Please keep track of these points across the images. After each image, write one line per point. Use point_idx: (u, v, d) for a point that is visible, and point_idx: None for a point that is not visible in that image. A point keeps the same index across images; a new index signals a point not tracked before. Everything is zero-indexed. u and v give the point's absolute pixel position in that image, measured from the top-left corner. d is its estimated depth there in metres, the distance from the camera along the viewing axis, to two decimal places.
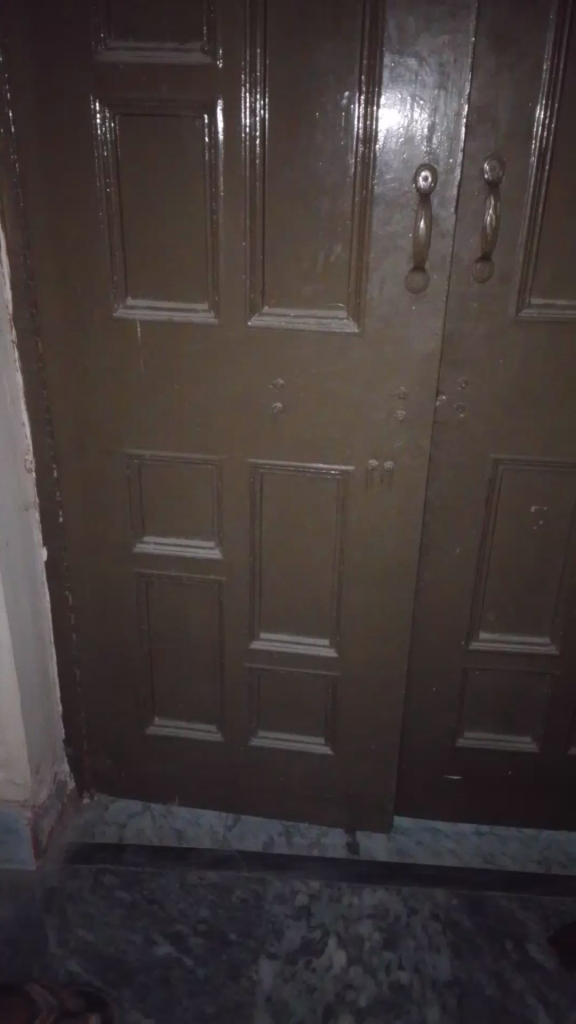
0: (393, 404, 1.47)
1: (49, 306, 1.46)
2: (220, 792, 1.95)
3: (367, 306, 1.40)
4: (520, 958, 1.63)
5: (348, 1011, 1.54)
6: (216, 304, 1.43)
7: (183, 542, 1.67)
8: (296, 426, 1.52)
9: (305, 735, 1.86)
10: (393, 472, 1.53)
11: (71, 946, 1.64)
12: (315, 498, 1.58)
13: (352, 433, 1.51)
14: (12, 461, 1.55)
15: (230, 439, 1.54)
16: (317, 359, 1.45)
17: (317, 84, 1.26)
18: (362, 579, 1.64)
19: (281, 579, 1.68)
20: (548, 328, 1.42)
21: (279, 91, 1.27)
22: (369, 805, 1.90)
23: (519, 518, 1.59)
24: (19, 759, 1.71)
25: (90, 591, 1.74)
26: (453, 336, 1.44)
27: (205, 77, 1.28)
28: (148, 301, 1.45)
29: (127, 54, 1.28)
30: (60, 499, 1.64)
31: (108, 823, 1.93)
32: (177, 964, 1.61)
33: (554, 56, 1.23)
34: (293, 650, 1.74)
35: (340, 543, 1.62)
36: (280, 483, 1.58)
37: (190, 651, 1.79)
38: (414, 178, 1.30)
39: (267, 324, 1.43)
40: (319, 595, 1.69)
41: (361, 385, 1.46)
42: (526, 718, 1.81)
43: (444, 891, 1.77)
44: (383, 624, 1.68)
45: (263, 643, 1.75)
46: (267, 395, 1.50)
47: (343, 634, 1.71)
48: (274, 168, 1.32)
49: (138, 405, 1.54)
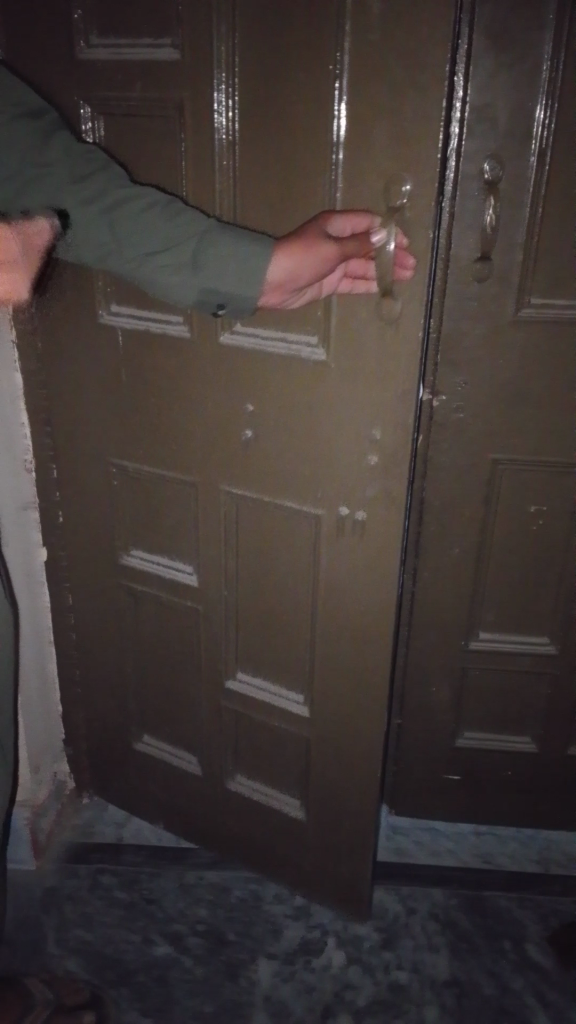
0: (364, 446, 1.31)
1: (47, 307, 1.47)
2: (200, 831, 1.83)
3: (340, 331, 1.25)
4: (518, 958, 1.63)
5: (347, 1011, 1.54)
6: (189, 318, 1.37)
7: (166, 559, 1.61)
8: (266, 457, 1.40)
9: (280, 793, 1.70)
10: (366, 524, 1.35)
11: (69, 945, 1.64)
12: (290, 536, 1.45)
13: (322, 474, 1.36)
14: (9, 461, 1.58)
15: (207, 458, 1.46)
16: (287, 387, 1.33)
17: (300, 77, 1.15)
18: (338, 635, 1.47)
19: (257, 617, 1.56)
20: (547, 328, 1.42)
21: (254, 85, 1.18)
22: (341, 887, 1.69)
23: (519, 517, 1.59)
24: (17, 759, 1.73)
25: (85, 594, 1.73)
26: (452, 336, 1.45)
27: (174, 75, 1.23)
28: (130, 313, 1.43)
29: (106, 53, 1.26)
30: (59, 499, 1.66)
31: (107, 823, 1.93)
32: (176, 964, 1.61)
33: (554, 56, 1.23)
34: (263, 698, 1.60)
35: (313, 592, 1.47)
36: (254, 514, 1.46)
37: (169, 676, 1.72)
38: (395, 185, 1.13)
39: (238, 344, 1.34)
40: (295, 644, 1.54)
41: (331, 423, 1.32)
42: (525, 718, 1.81)
43: (442, 891, 1.77)
44: (358, 695, 1.50)
45: (238, 685, 1.63)
46: (238, 418, 1.40)
47: (317, 695, 1.54)
48: (251, 171, 1.23)
49: (127, 412, 1.50)
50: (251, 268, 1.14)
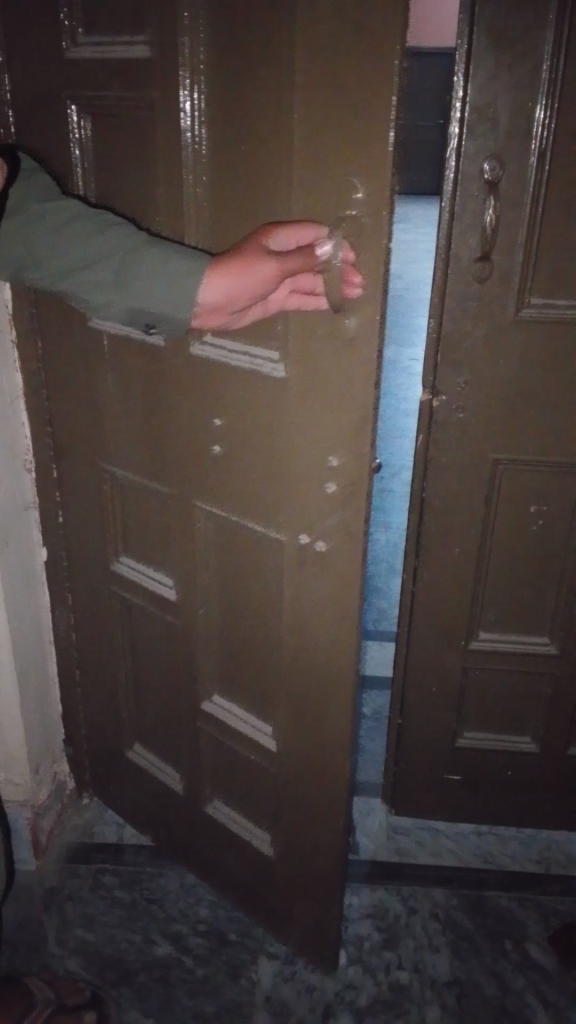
0: (322, 471, 1.19)
1: (46, 307, 1.46)
2: (184, 852, 1.77)
3: (299, 347, 1.14)
4: (519, 958, 1.63)
5: (347, 1011, 1.54)
6: None
7: (152, 570, 1.56)
8: (232, 477, 1.31)
9: (254, 827, 1.60)
10: (325, 556, 1.24)
11: (70, 945, 1.65)
12: (259, 560, 1.35)
13: (283, 500, 1.26)
14: (10, 461, 1.58)
15: (180, 473, 1.38)
16: (251, 404, 1.23)
17: (262, 68, 1.04)
18: (303, 673, 1.36)
19: (234, 644, 1.47)
20: (547, 328, 1.42)
21: (220, 81, 1.08)
22: (309, 934, 1.57)
23: (519, 517, 1.59)
24: (18, 759, 1.74)
25: (83, 597, 1.72)
26: (453, 336, 1.45)
27: (147, 72, 1.14)
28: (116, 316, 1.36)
29: (90, 50, 1.20)
30: (59, 500, 1.65)
31: (108, 822, 1.92)
32: (177, 964, 1.61)
33: (554, 56, 1.24)
34: (238, 725, 1.51)
35: (280, 623, 1.36)
36: (226, 533, 1.38)
37: (155, 692, 1.67)
38: (346, 192, 1.01)
39: (206, 356, 1.26)
40: (266, 675, 1.44)
41: (291, 445, 1.21)
42: (526, 717, 1.81)
43: (443, 891, 1.77)
44: (323, 739, 1.37)
45: (214, 709, 1.55)
46: (206, 433, 1.31)
47: (284, 734, 1.43)
48: (216, 169, 1.14)
49: (110, 420, 1.45)
50: (182, 285, 1.08)
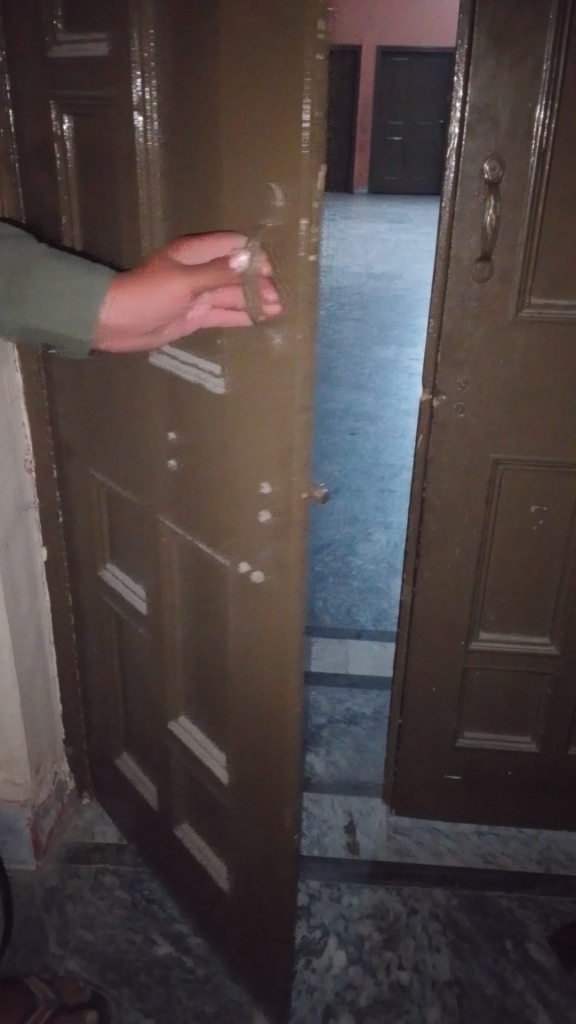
0: (255, 499, 1.08)
1: None
2: (163, 871, 1.71)
3: (232, 362, 1.04)
4: (519, 958, 1.63)
5: (348, 1011, 1.54)
6: None
7: (131, 580, 1.52)
8: (185, 496, 1.22)
9: (215, 858, 1.51)
10: (261, 589, 1.13)
11: (71, 945, 1.65)
12: (208, 584, 1.26)
13: (224, 525, 1.15)
14: (11, 461, 1.58)
15: (147, 486, 1.32)
16: (197, 420, 1.14)
17: (190, 58, 0.94)
18: (249, 712, 1.25)
19: (194, 668, 1.39)
20: (547, 328, 1.42)
21: (166, 73, 0.99)
22: (262, 978, 1.47)
23: (519, 517, 1.59)
24: (19, 758, 1.72)
25: (80, 599, 1.72)
26: (453, 335, 1.45)
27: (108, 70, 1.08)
28: None
29: (64, 47, 1.16)
30: (60, 500, 1.66)
31: (108, 823, 1.92)
32: (177, 964, 1.61)
33: (554, 56, 1.23)
34: (198, 749, 1.43)
35: (226, 656, 1.26)
36: (183, 552, 1.30)
37: (135, 703, 1.63)
38: (264, 198, 0.91)
39: (163, 366, 1.19)
40: (218, 706, 1.35)
41: (227, 466, 1.11)
42: (527, 717, 1.81)
43: (444, 891, 1.77)
44: (266, 784, 1.26)
45: (180, 732, 1.48)
46: (164, 448, 1.24)
47: (234, 774, 1.33)
48: (161, 167, 1.05)
49: (95, 428, 1.43)
50: (82, 303, 1.03)
